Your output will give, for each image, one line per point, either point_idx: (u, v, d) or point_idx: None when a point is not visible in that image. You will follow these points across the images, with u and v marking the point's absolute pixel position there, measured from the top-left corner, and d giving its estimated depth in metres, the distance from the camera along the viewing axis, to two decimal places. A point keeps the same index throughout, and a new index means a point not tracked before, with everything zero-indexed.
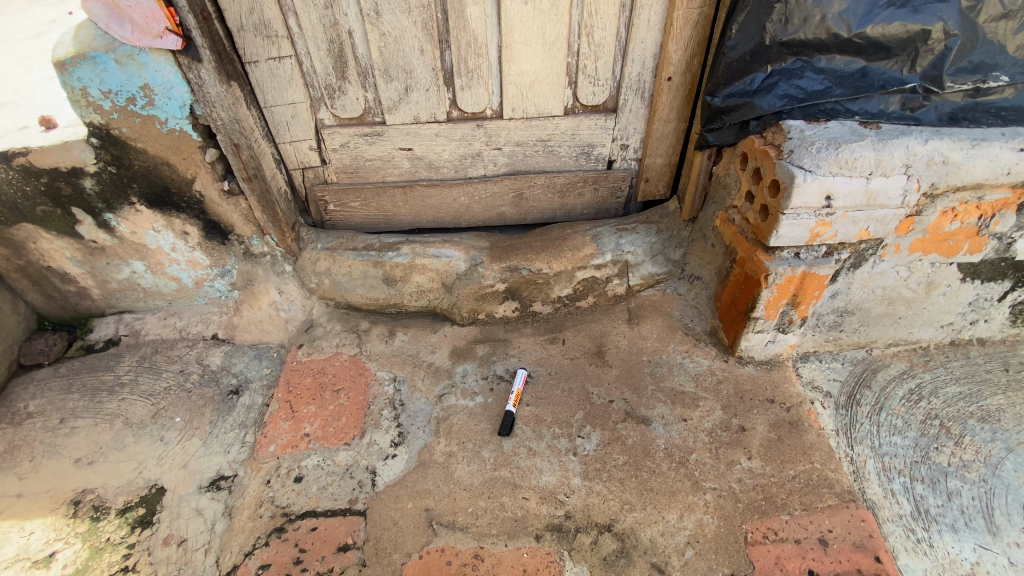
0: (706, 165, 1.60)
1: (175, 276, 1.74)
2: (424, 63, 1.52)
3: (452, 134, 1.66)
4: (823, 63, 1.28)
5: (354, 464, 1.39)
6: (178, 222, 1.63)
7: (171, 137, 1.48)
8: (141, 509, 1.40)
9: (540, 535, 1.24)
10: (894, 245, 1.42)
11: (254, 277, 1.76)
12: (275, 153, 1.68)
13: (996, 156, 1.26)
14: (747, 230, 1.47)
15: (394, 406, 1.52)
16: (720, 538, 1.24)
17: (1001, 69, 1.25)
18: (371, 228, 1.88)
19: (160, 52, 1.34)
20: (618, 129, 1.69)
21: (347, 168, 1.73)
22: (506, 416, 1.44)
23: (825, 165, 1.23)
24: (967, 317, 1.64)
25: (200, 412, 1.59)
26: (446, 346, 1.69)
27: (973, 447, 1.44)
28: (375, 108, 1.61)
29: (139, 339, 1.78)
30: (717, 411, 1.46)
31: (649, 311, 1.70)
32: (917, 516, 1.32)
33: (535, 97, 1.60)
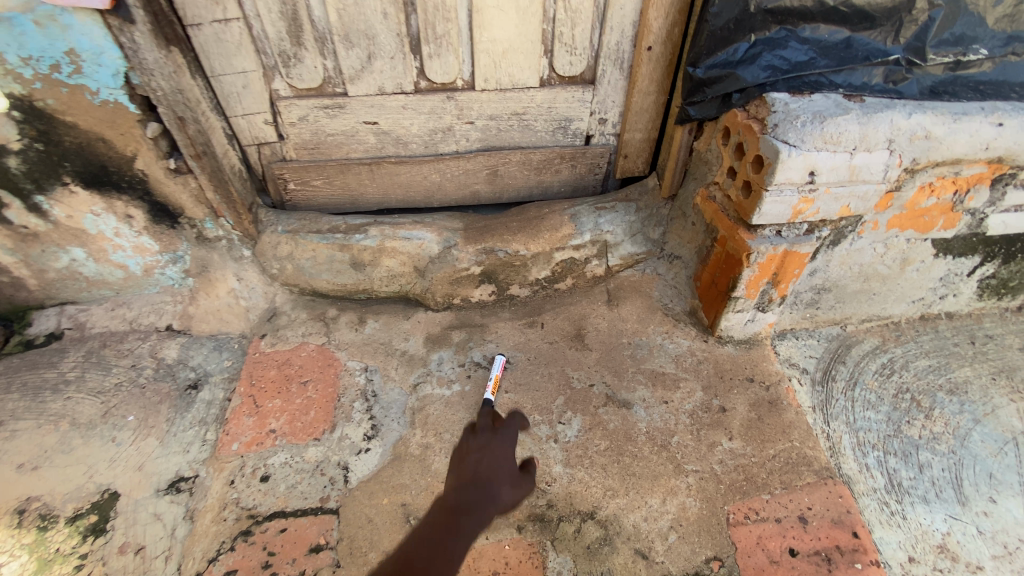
0: (686, 140, 1.55)
1: (121, 263, 1.60)
2: (388, 29, 1.40)
3: (421, 107, 1.56)
4: (807, 33, 1.23)
5: (325, 461, 1.32)
6: (120, 204, 1.49)
7: (106, 109, 1.33)
8: (93, 516, 1.30)
9: (522, 526, 1.21)
10: (873, 222, 1.41)
11: (209, 263, 1.64)
12: (227, 127, 1.54)
13: (977, 130, 1.24)
14: (728, 207, 1.43)
15: (366, 397, 1.45)
16: (703, 521, 1.22)
17: (981, 42, 1.23)
18: (336, 209, 1.76)
19: (86, 12, 1.18)
20: (596, 102, 1.61)
21: (307, 143, 1.60)
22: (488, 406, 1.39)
23: (810, 139, 1.18)
24: (938, 292, 1.66)
25: (155, 409, 1.48)
26: (420, 332, 1.62)
27: (942, 419, 1.47)
28: (335, 78, 1.49)
29: (85, 333, 1.63)
30: (698, 392, 1.45)
31: (628, 291, 1.66)
32: (890, 489, 1.34)
33: (508, 67, 1.50)
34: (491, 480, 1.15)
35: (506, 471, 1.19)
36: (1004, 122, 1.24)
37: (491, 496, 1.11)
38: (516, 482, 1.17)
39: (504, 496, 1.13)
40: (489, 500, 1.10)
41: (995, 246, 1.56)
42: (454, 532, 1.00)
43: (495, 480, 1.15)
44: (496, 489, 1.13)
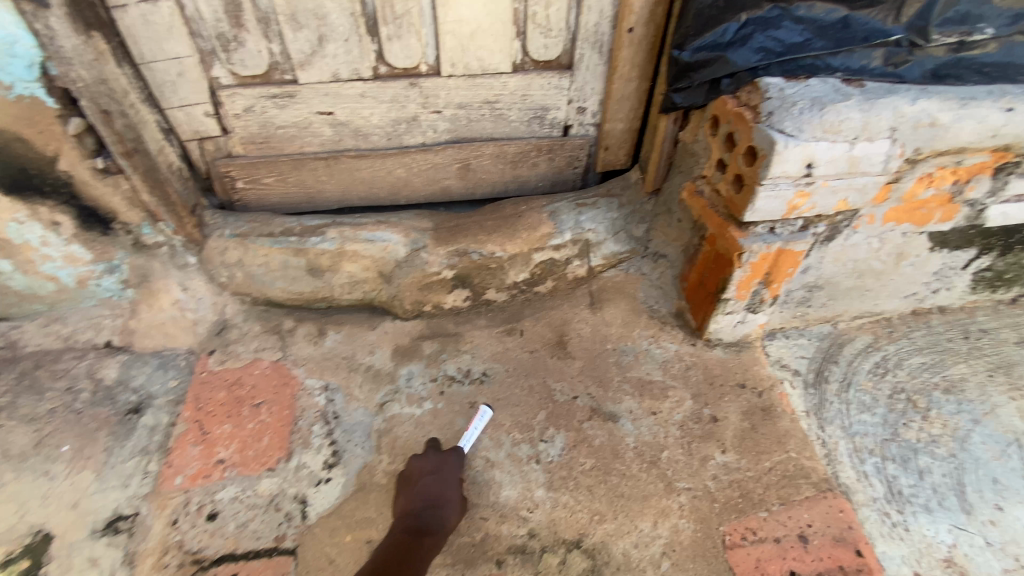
0: (671, 130, 1.44)
1: (51, 275, 1.42)
2: (340, 7, 1.25)
3: (381, 95, 1.41)
4: (802, 12, 1.13)
5: (280, 494, 1.19)
6: (43, 210, 1.31)
7: (21, 106, 1.15)
8: (26, 562, 1.15)
9: (502, 559, 1.10)
10: (869, 215, 1.32)
11: (150, 273, 1.47)
12: (162, 120, 1.38)
13: (984, 117, 1.15)
14: (717, 203, 1.32)
15: (326, 420, 1.32)
16: (697, 545, 1.13)
17: (988, 21, 1.12)
18: (292, 209, 1.61)
19: None
20: (573, 90, 1.49)
21: (255, 137, 1.45)
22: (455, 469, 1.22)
23: (809, 129, 1.08)
24: (931, 286, 1.59)
25: (92, 438, 1.32)
26: (388, 344, 1.49)
27: (940, 421, 1.40)
28: (284, 64, 1.33)
29: (18, 353, 1.44)
30: (688, 401, 1.35)
31: (612, 293, 1.55)
32: (890, 498, 1.26)
33: (478, 51, 1.37)
34: (445, 500, 1.11)
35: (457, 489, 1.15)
36: (1014, 107, 1.15)
37: (441, 521, 1.08)
38: (462, 506, 1.13)
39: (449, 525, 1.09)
40: (441, 527, 1.07)
41: (993, 238, 1.49)
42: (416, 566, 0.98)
43: (445, 501, 1.11)
44: (446, 513, 1.09)
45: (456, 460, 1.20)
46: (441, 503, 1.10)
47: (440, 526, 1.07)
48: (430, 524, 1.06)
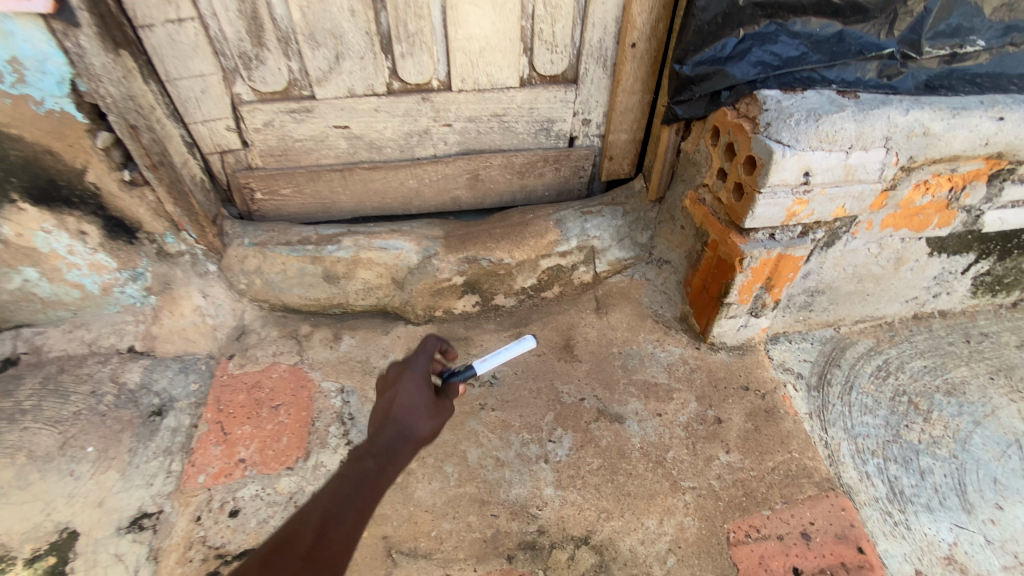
0: (673, 140, 1.49)
1: (76, 283, 1.48)
2: (356, 27, 1.31)
3: (394, 109, 1.47)
4: (798, 27, 1.18)
5: (299, 492, 1.24)
6: (72, 220, 1.38)
7: (51, 120, 1.22)
8: (51, 558, 1.20)
9: (512, 555, 1.13)
10: (867, 221, 1.36)
11: (172, 280, 1.53)
12: (185, 135, 1.44)
13: (975, 126, 1.19)
14: (719, 210, 1.37)
15: (342, 421, 1.37)
16: (702, 542, 1.16)
17: (978, 33, 1.19)
18: (308, 218, 1.67)
19: (27, 16, 1.08)
20: (579, 102, 1.54)
21: (273, 150, 1.51)
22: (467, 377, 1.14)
23: (805, 139, 1.13)
24: (932, 290, 1.62)
25: (116, 439, 1.37)
26: (400, 348, 1.54)
27: (942, 423, 1.43)
28: (302, 81, 1.40)
29: (41, 358, 1.51)
30: (692, 403, 1.39)
31: (617, 298, 1.60)
32: (892, 498, 1.29)
33: (486, 66, 1.43)
34: (410, 409, 1.02)
35: (428, 397, 1.05)
36: (1004, 116, 1.20)
37: (407, 432, 0.99)
38: (434, 409, 1.04)
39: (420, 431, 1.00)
40: (406, 438, 0.99)
41: (991, 243, 1.53)
42: (365, 497, 0.91)
43: (410, 411, 1.02)
44: (412, 423, 1.01)
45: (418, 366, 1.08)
46: (405, 412, 1.01)
47: (406, 437, 0.99)
48: (395, 441, 0.98)
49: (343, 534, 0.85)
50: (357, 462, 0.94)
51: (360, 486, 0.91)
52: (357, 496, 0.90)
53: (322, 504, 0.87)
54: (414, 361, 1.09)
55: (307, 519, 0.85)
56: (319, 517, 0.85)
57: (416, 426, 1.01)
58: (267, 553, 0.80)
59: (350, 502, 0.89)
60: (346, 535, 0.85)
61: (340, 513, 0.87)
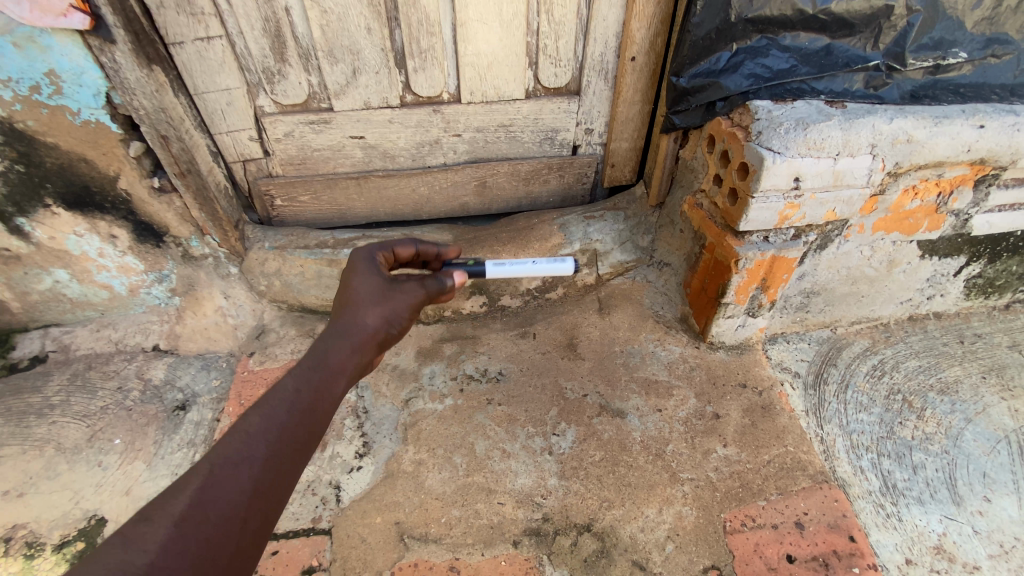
0: (672, 148, 1.56)
1: (105, 284, 1.57)
2: (372, 44, 1.40)
3: (407, 120, 1.55)
4: (787, 41, 1.25)
5: (316, 480, 1.31)
6: (104, 224, 1.47)
7: (87, 129, 1.31)
8: (80, 543, 1.27)
9: (518, 540, 1.19)
10: (859, 225, 1.42)
11: (196, 281, 1.62)
12: (212, 145, 1.53)
13: (958, 133, 1.25)
14: (715, 214, 1.43)
15: (357, 414, 1.44)
16: (699, 530, 1.22)
17: (960, 45, 1.26)
18: (324, 224, 1.75)
19: (65, 33, 1.17)
20: (581, 113, 1.62)
21: (293, 159, 1.60)
22: (476, 274, 1.13)
23: (794, 146, 1.19)
24: (925, 292, 1.68)
25: (142, 432, 1.45)
26: (412, 346, 1.61)
27: (935, 420, 1.47)
28: (321, 94, 1.49)
29: (69, 356, 1.60)
30: (691, 399, 1.44)
31: (619, 300, 1.67)
32: (885, 491, 1.34)
33: (493, 80, 1.51)
34: (354, 305, 0.92)
35: (375, 286, 0.95)
36: (985, 124, 1.26)
37: (354, 326, 0.90)
38: (385, 298, 0.94)
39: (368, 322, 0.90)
40: (353, 332, 0.89)
41: (981, 246, 1.58)
42: (288, 425, 0.76)
43: (359, 306, 0.92)
44: (356, 316, 0.91)
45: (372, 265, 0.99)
46: (348, 309, 0.92)
47: (348, 333, 0.89)
48: (339, 339, 0.88)
49: (251, 476, 0.70)
50: (277, 384, 0.80)
51: (282, 409, 0.77)
52: (274, 427, 0.75)
53: (222, 446, 0.71)
54: (364, 258, 1.00)
55: (199, 468, 0.69)
56: (215, 465, 0.69)
57: (364, 323, 0.90)
58: (138, 517, 0.62)
59: (263, 436, 0.74)
60: (257, 475, 0.71)
61: (244, 454, 0.71)
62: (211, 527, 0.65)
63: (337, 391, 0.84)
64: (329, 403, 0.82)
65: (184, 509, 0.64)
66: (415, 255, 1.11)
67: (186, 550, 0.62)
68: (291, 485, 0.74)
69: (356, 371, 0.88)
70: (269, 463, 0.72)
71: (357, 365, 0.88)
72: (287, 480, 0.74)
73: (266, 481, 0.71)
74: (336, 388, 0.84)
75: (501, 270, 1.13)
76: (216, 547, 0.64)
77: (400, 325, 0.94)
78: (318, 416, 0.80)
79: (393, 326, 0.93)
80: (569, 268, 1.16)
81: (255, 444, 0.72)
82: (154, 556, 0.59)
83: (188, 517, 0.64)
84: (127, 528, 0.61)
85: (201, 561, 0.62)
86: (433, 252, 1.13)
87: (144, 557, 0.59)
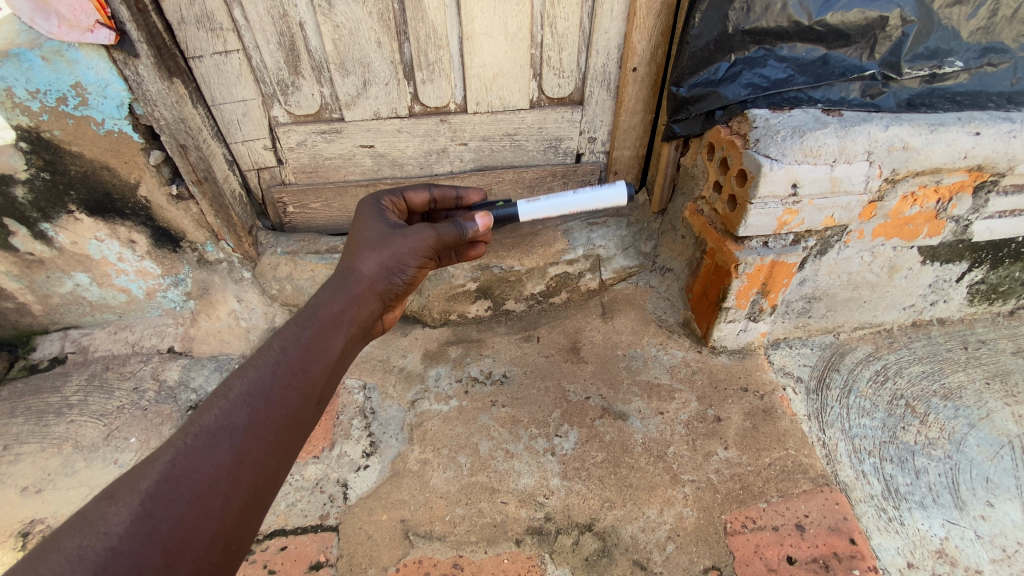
0: (673, 156, 1.60)
1: (124, 287, 1.63)
2: (382, 56, 1.46)
3: (415, 130, 1.60)
4: (785, 52, 1.27)
5: (324, 478, 1.34)
6: (124, 230, 1.53)
7: (110, 139, 1.37)
8: None
9: (520, 539, 1.22)
10: (858, 231, 1.44)
11: (210, 285, 1.67)
12: (227, 154, 1.59)
13: (954, 140, 1.28)
14: (716, 220, 1.46)
15: (364, 414, 1.48)
16: (700, 530, 1.23)
17: (956, 54, 1.28)
18: (335, 230, 1.81)
19: (91, 47, 1.23)
20: (584, 122, 1.66)
21: (305, 167, 1.65)
22: (508, 215, 1.19)
23: (791, 153, 1.22)
24: (928, 298, 1.68)
25: (156, 431, 1.49)
26: (418, 349, 1.65)
27: (938, 425, 1.47)
28: (332, 105, 1.54)
29: (88, 357, 1.66)
30: (693, 402, 1.46)
31: (622, 304, 1.69)
32: (887, 495, 1.34)
33: (499, 90, 1.56)
34: (355, 254, 1.01)
35: (375, 234, 1.03)
36: (981, 131, 1.28)
37: (354, 271, 0.98)
38: (383, 243, 1.01)
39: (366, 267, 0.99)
40: (353, 276, 0.98)
41: (982, 252, 1.59)
42: (272, 389, 0.78)
43: (360, 252, 1.01)
44: (355, 263, 0.99)
45: (380, 211, 1.10)
46: (350, 257, 1.01)
47: (347, 279, 0.98)
48: (342, 283, 0.97)
49: (230, 447, 0.71)
50: (262, 348, 0.82)
51: (267, 373, 0.79)
52: (257, 393, 0.77)
53: (198, 420, 0.72)
54: (371, 209, 1.10)
55: (175, 444, 0.69)
56: (189, 439, 0.70)
57: (360, 272, 0.98)
58: (102, 498, 0.63)
59: (244, 403, 0.75)
60: (237, 445, 0.72)
61: (222, 425, 0.72)
62: (184, 504, 0.66)
63: (328, 347, 0.87)
64: (319, 360, 0.85)
65: (151, 489, 0.65)
66: (431, 199, 1.23)
67: (156, 529, 0.63)
68: (275, 452, 0.75)
69: (350, 325, 0.93)
70: (249, 431, 0.73)
71: (351, 318, 0.94)
72: (270, 448, 0.75)
73: (247, 449, 0.72)
74: (327, 344, 0.88)
75: (533, 210, 1.19)
76: (190, 524, 0.65)
77: (399, 269, 1.01)
78: (306, 376, 0.82)
79: (391, 273, 1.01)
80: (628, 192, 1.19)
81: (234, 413, 0.74)
82: (118, 538, 0.60)
83: (156, 496, 0.65)
84: (91, 509, 0.62)
85: (173, 539, 0.63)
86: (451, 194, 1.26)
87: (106, 540, 0.60)
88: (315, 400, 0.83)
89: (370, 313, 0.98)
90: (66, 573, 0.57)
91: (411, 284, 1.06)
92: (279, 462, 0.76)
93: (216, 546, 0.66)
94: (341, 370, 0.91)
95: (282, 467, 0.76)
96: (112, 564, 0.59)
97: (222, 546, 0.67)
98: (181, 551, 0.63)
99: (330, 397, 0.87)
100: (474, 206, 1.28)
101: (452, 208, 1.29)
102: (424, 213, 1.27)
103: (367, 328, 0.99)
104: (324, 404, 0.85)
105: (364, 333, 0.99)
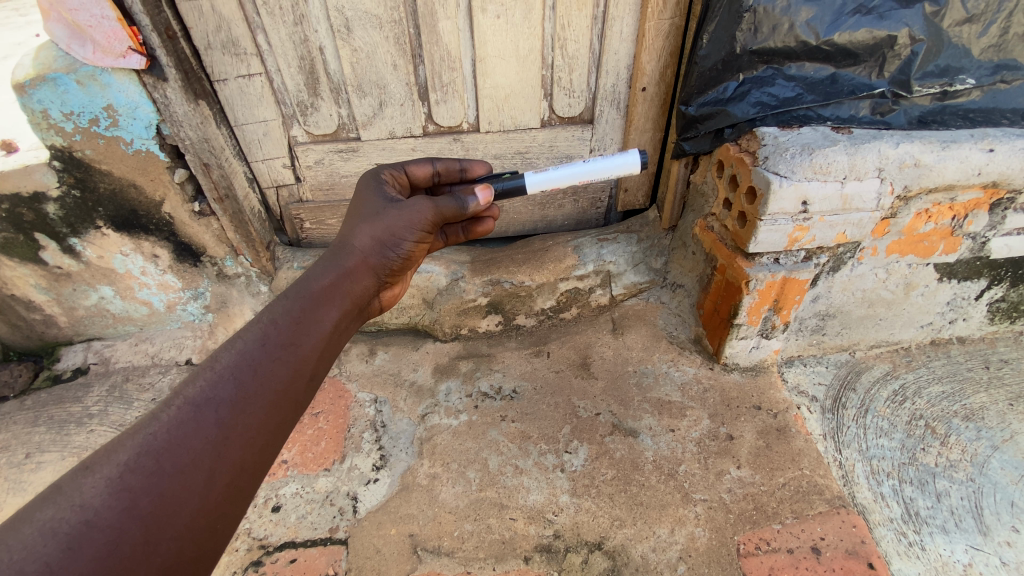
0: (683, 173, 1.61)
1: (146, 300, 1.69)
2: (397, 79, 1.51)
3: (429, 148, 1.64)
4: (793, 70, 1.28)
5: (334, 491, 1.35)
6: (147, 245, 1.58)
7: (138, 158, 1.43)
8: None
9: (529, 556, 1.21)
10: (872, 248, 1.43)
11: (228, 299, 1.72)
12: (248, 171, 1.65)
13: (966, 157, 1.27)
14: (726, 236, 1.46)
15: (375, 427, 1.49)
16: (712, 551, 1.21)
17: (967, 72, 1.27)
18: None
19: (123, 72, 1.30)
20: (595, 140, 1.68)
21: (323, 185, 1.70)
22: (518, 187, 1.20)
23: (800, 170, 1.23)
24: (946, 316, 1.65)
25: None
26: (429, 363, 1.67)
27: (959, 446, 1.43)
28: (349, 125, 1.59)
29: (109, 368, 1.70)
30: (705, 420, 1.44)
31: (633, 320, 1.69)
32: (907, 518, 1.30)
33: (510, 110, 1.60)
34: (349, 230, 1.04)
35: (370, 211, 1.07)
36: (995, 148, 1.28)
37: (348, 244, 1.02)
38: (377, 217, 1.05)
39: (360, 239, 1.02)
40: (347, 249, 1.01)
41: (1001, 270, 1.56)
42: (261, 362, 0.79)
43: (356, 226, 1.05)
44: (349, 237, 1.03)
45: (377, 187, 1.14)
46: (345, 233, 1.04)
47: (342, 252, 1.01)
48: (337, 254, 1.00)
49: (215, 419, 0.72)
50: (250, 321, 0.83)
51: (256, 346, 0.80)
52: (245, 366, 0.77)
53: (184, 392, 0.73)
54: (368, 187, 1.14)
55: (157, 417, 0.70)
56: (173, 412, 0.70)
57: (353, 247, 1.01)
58: (79, 469, 0.64)
59: (231, 374, 0.76)
60: (222, 418, 0.72)
61: (207, 398, 0.73)
62: (166, 478, 0.66)
63: (319, 321, 0.88)
64: (310, 335, 0.86)
65: (130, 461, 0.65)
66: (433, 173, 1.27)
67: (134, 504, 0.63)
68: (263, 427, 0.76)
69: (343, 298, 0.95)
70: (234, 405, 0.74)
71: (344, 291, 0.96)
72: (258, 422, 0.76)
73: (232, 422, 0.73)
74: (318, 318, 0.89)
75: (542, 181, 1.20)
76: (170, 499, 0.65)
77: (392, 243, 1.05)
78: (296, 349, 0.83)
79: (384, 246, 1.04)
80: (637, 160, 1.17)
81: (221, 385, 0.74)
82: (93, 512, 0.61)
83: (134, 469, 0.65)
84: (68, 481, 0.63)
85: (152, 513, 0.64)
86: (455, 167, 1.28)
87: (82, 513, 0.60)
88: (306, 375, 0.84)
89: (364, 287, 1.01)
90: (38, 546, 0.57)
91: (406, 258, 1.09)
92: (267, 437, 0.76)
93: (199, 522, 0.67)
94: (334, 345, 0.92)
95: (270, 443, 0.77)
96: (86, 538, 0.59)
97: (205, 523, 0.67)
98: (161, 525, 0.64)
99: (323, 374, 0.88)
100: (478, 178, 1.30)
101: (455, 181, 1.31)
102: (428, 186, 1.30)
103: (362, 304, 1.00)
104: (316, 380, 0.86)
105: (358, 308, 1.00)
